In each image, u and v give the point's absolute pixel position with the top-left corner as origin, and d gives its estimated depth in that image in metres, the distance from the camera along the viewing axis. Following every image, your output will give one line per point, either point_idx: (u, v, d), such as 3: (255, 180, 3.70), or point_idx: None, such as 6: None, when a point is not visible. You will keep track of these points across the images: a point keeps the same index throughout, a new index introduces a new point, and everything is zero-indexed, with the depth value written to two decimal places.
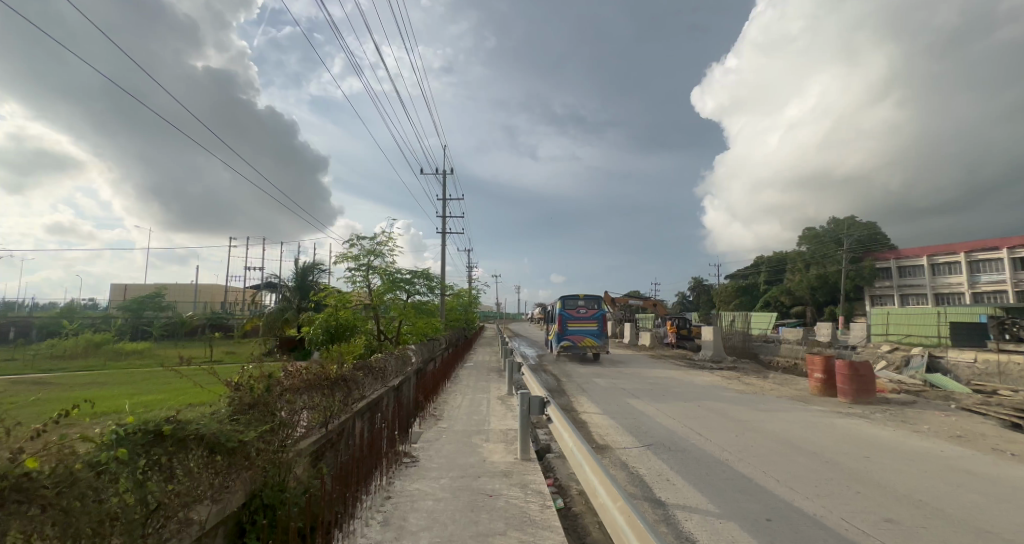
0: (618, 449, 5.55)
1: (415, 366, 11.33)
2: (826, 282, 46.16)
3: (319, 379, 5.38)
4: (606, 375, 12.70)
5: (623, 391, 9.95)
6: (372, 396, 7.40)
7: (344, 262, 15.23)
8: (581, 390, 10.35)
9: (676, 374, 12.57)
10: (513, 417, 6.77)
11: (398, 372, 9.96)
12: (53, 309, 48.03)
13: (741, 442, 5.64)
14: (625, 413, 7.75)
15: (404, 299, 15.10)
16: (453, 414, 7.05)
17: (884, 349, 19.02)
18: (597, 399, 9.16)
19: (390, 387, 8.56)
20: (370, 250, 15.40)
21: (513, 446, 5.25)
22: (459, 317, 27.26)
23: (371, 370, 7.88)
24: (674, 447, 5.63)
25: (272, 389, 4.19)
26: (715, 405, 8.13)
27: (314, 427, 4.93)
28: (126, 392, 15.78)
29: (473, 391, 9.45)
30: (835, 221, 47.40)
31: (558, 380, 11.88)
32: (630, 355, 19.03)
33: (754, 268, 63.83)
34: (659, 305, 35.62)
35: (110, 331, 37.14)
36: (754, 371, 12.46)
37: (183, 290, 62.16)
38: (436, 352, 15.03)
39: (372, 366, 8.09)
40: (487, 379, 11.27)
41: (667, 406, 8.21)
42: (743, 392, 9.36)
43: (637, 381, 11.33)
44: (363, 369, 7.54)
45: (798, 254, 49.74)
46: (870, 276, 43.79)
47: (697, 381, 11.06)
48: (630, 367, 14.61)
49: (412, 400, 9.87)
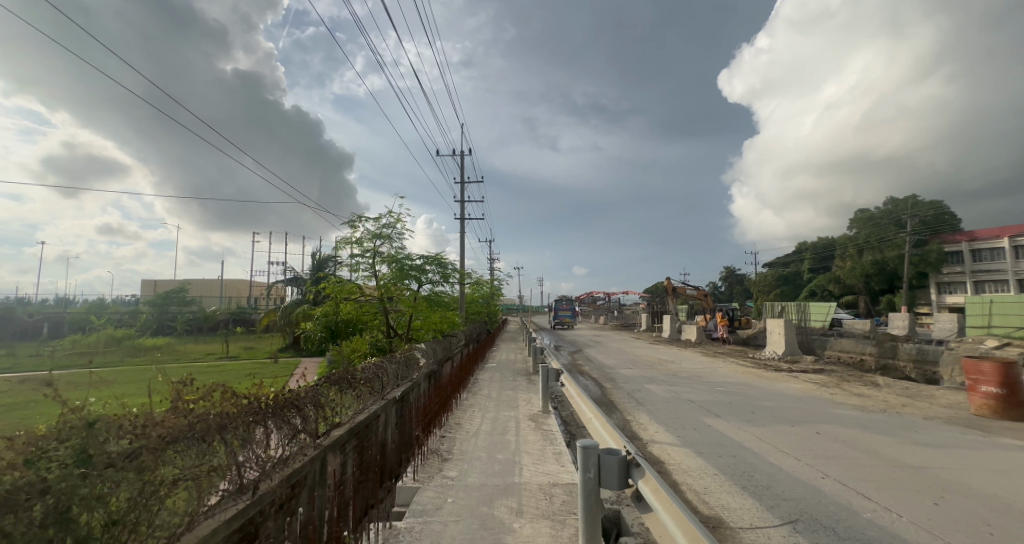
0: (745, 533, 3.24)
1: (425, 369, 9.46)
2: (885, 269, 41.97)
3: (249, 411, 3.29)
4: (661, 380, 10.35)
5: (693, 406, 7.54)
6: (355, 418, 5.46)
7: (347, 248, 13.35)
8: (635, 402, 8.12)
9: (750, 380, 10.03)
10: (555, 460, 4.54)
11: (401, 379, 8.11)
12: (84, 305, 48.68)
13: (968, 527, 3.19)
14: (713, 443, 5.41)
15: (414, 290, 13.06)
16: (467, 450, 4.88)
17: (991, 344, 15.89)
18: (664, 417, 6.89)
19: (387, 402, 6.67)
20: (377, 233, 13.48)
21: (567, 533, 3.04)
22: (480, 310, 25.44)
23: (356, 379, 6.00)
24: (843, 528, 3.25)
25: (89, 454, 2.04)
26: (842, 434, 5.66)
27: (227, 493, 2.84)
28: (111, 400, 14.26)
29: (495, 405, 7.27)
30: (893, 202, 42.96)
31: (601, 387, 9.56)
32: (678, 352, 16.53)
33: (796, 255, 59.85)
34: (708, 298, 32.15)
35: (133, 326, 36.95)
36: (852, 375, 9.80)
37: (205, 286, 62.28)
38: (455, 350, 13.10)
39: (361, 378, 6.21)
40: (514, 387, 9.12)
41: (767, 433, 5.85)
42: (866, 410, 6.81)
43: (703, 389, 8.92)
44: (348, 382, 5.63)
45: (848, 237, 45.56)
46: (938, 260, 39.40)
47: (787, 391, 8.52)
48: (684, 368, 12.14)
49: (417, 417, 8.07)
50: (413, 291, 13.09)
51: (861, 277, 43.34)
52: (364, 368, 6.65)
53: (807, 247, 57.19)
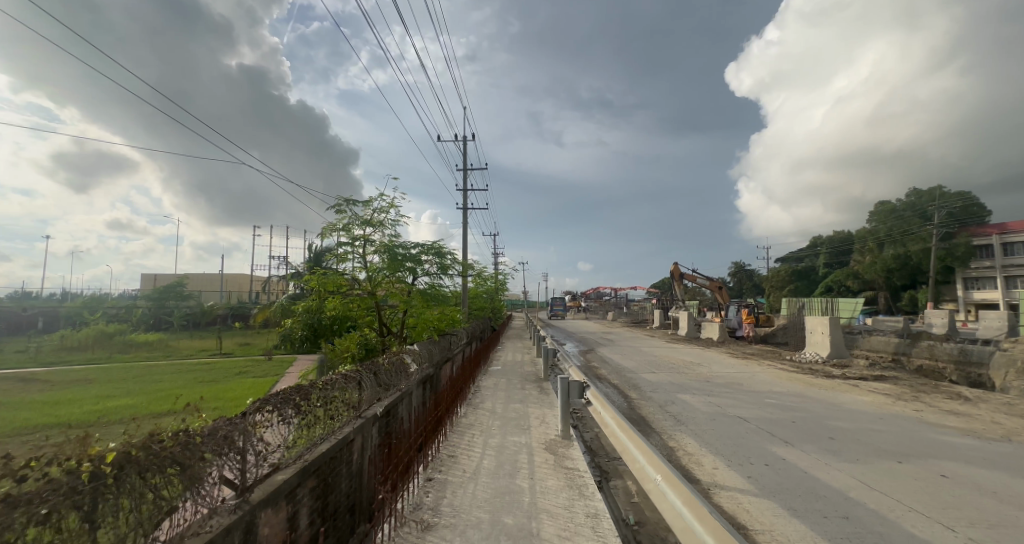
0: None
1: (417, 377, 8.05)
2: (907, 264, 40.41)
3: (68, 486, 1.76)
4: (695, 389, 8.83)
5: (750, 427, 6.00)
6: (316, 447, 4.07)
7: (335, 236, 11.95)
8: (672, 419, 6.62)
9: (802, 390, 8.47)
10: (592, 535, 3.01)
11: (386, 390, 6.81)
12: (81, 299, 47.62)
13: None
14: (805, 493, 3.87)
15: (409, 283, 11.65)
16: (461, 510, 3.37)
17: None
18: (718, 443, 5.32)
19: (360, 422, 5.35)
20: (368, 219, 12.05)
21: None
22: (484, 306, 24.03)
23: (327, 393, 4.62)
24: None
25: None
26: (975, 474, 4.12)
27: None
28: (78, 412, 12.91)
29: (502, 426, 5.79)
30: (916, 193, 41.19)
31: (627, 399, 8.07)
32: (703, 353, 14.98)
33: (811, 249, 58.23)
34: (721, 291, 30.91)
35: (127, 321, 35.79)
36: (925, 385, 8.23)
37: (206, 281, 61.41)
38: (454, 352, 11.75)
39: (334, 391, 4.88)
40: (523, 397, 7.65)
41: (869, 472, 4.30)
42: (978, 436, 5.28)
43: (751, 403, 7.39)
44: (315, 397, 4.23)
45: (867, 231, 44.13)
46: (965, 254, 37.60)
47: (857, 407, 6.97)
48: (717, 374, 10.62)
49: (401, 437, 6.80)
50: (408, 283, 11.68)
51: (881, 272, 41.76)
52: (339, 376, 5.34)
53: (823, 241, 55.31)
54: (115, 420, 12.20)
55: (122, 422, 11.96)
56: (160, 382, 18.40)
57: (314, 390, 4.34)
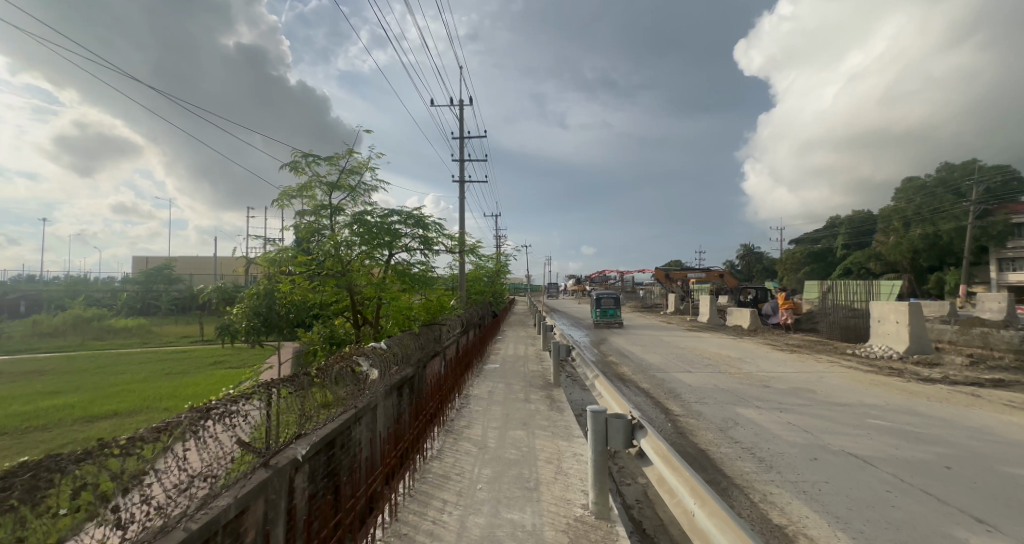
0: None
1: (382, 387, 6.00)
2: (937, 244, 37.97)
3: None
4: (756, 401, 6.61)
5: (885, 480, 3.80)
6: None
7: (297, 204, 9.71)
8: (750, 458, 4.42)
9: (905, 402, 6.26)
10: None
11: (327, 413, 4.71)
12: (68, 282, 45.57)
13: None
14: None
15: (385, 261, 9.50)
16: None
17: None
18: (862, 523, 3.11)
19: (254, 482, 3.16)
20: (340, 184, 9.83)
21: None
22: (483, 290, 21.94)
23: (168, 455, 2.31)
24: None
25: None
26: None
27: None
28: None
29: (492, 483, 3.62)
30: (949, 168, 38.57)
31: (670, 418, 5.90)
32: (738, 345, 12.80)
33: (828, 230, 55.74)
34: (727, 277, 30.46)
35: (108, 305, 33.65)
36: None
37: (200, 264, 59.23)
38: (443, 346, 9.69)
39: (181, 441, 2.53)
40: (523, 418, 5.46)
41: None
42: None
43: (852, 427, 5.18)
44: (87, 486, 1.81)
45: (894, 210, 41.67)
46: (1002, 232, 35.02)
47: (1013, 434, 4.74)
48: (770, 374, 8.45)
49: (336, 480, 4.70)
50: (384, 261, 9.51)
51: (908, 253, 39.38)
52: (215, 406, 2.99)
53: (842, 223, 52.64)
54: (37, 426, 10.08)
55: (43, 430, 9.81)
56: (117, 375, 16.32)
57: (96, 459, 1.93)
